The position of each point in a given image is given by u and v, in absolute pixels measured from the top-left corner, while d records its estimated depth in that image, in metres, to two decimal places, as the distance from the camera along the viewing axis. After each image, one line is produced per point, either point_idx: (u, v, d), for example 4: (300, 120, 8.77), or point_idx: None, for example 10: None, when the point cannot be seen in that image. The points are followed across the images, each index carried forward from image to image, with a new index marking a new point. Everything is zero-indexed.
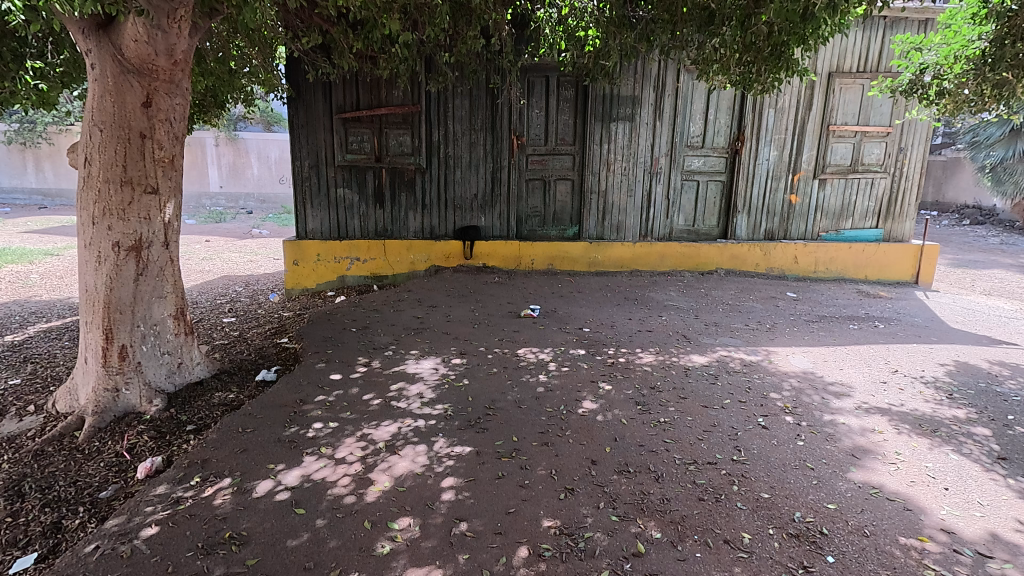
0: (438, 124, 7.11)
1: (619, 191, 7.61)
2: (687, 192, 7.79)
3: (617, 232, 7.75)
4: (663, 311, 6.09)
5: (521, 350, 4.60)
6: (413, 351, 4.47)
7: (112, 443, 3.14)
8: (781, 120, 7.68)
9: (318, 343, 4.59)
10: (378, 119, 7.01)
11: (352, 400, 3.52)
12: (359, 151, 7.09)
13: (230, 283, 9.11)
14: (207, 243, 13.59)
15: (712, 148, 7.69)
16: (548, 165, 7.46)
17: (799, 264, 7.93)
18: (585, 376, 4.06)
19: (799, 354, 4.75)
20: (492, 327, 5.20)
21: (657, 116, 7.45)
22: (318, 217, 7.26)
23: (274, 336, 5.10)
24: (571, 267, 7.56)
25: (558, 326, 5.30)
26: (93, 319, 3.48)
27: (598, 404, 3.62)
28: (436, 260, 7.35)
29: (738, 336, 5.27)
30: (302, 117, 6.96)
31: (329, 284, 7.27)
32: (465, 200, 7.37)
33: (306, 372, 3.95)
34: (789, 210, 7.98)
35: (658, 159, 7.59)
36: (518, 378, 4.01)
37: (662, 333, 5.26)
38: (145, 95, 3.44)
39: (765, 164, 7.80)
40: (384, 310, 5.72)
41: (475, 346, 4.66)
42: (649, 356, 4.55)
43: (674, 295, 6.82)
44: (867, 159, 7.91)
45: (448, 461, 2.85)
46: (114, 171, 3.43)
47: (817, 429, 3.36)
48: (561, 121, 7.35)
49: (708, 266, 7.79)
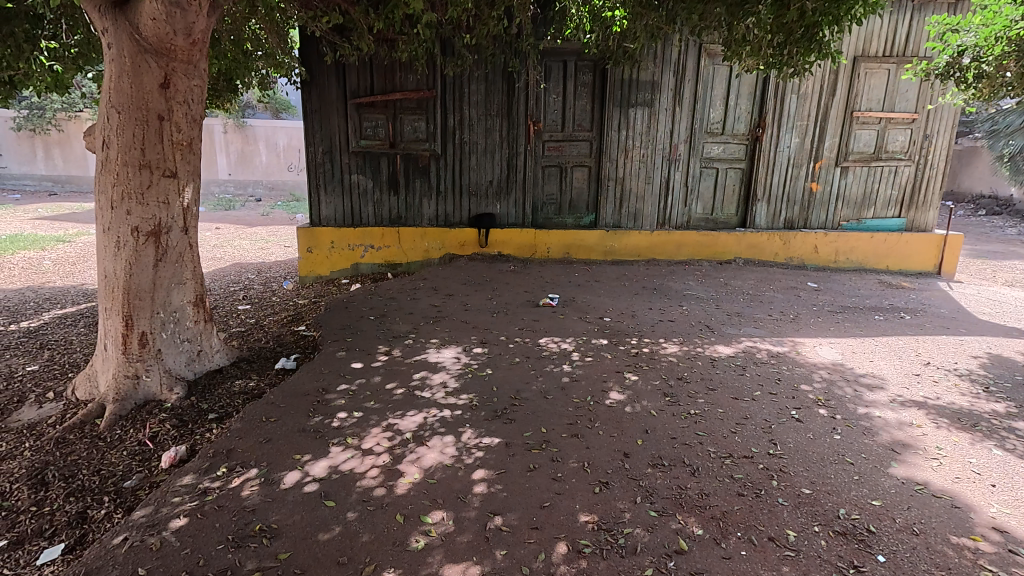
0: (453, 109, 6.98)
1: (636, 178, 7.47)
2: (706, 180, 7.64)
3: (634, 221, 7.62)
4: (683, 301, 5.99)
5: (543, 339, 4.51)
6: (433, 340, 4.39)
7: (134, 432, 3.09)
8: (804, 106, 7.49)
9: (336, 331, 4.53)
10: (393, 104, 6.90)
11: (375, 390, 3.45)
12: (374, 137, 6.98)
13: (242, 271, 9.07)
14: (217, 231, 13.57)
15: (732, 135, 7.53)
16: (565, 152, 7.33)
17: (819, 254, 7.78)
18: (610, 366, 3.97)
19: (827, 345, 4.65)
20: (511, 316, 5.12)
21: (676, 102, 7.29)
22: (331, 203, 7.17)
23: (291, 324, 5.04)
24: (587, 256, 7.45)
25: (579, 316, 5.22)
26: (113, 305, 3.42)
27: (626, 395, 3.53)
28: (450, 248, 7.26)
29: (762, 326, 5.16)
30: (315, 101, 6.84)
31: (343, 272, 7.20)
32: (480, 187, 7.25)
33: (326, 360, 3.89)
34: (810, 198, 7.82)
35: (677, 145, 7.43)
36: (542, 368, 3.93)
37: (684, 323, 5.16)
38: (163, 76, 3.37)
39: (786, 151, 7.63)
40: (401, 298, 5.65)
41: (496, 335, 4.58)
42: (673, 347, 4.46)
43: (693, 284, 6.71)
44: (891, 146, 7.73)
45: (477, 452, 2.77)
46: (132, 154, 3.35)
47: (852, 422, 3.27)
48: (578, 107, 7.21)
49: (726, 255, 7.66)
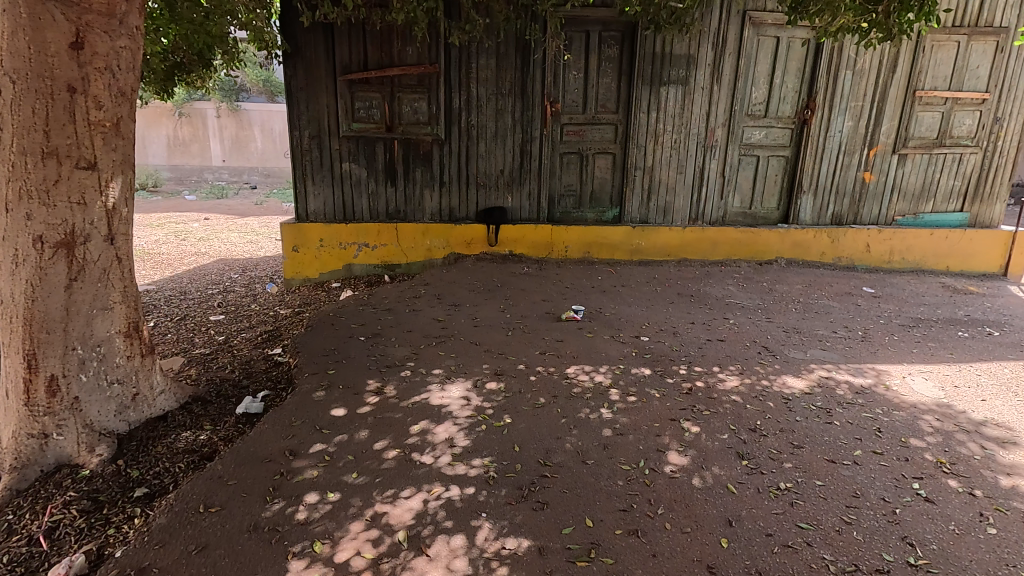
0: (459, 88, 6.08)
1: (667, 167, 6.56)
2: (745, 169, 6.74)
3: (663, 215, 6.73)
4: (727, 313, 5.13)
5: (571, 370, 3.65)
6: (436, 371, 3.54)
7: (29, 519, 2.26)
8: (860, 84, 6.55)
9: (316, 356, 3.68)
10: (390, 81, 5.99)
11: (359, 453, 2.61)
12: (368, 119, 6.07)
13: (226, 269, 8.22)
14: (206, 222, 12.75)
15: (777, 118, 6.61)
16: (586, 137, 6.43)
17: (871, 253, 6.89)
18: (662, 413, 3.12)
19: (919, 375, 3.79)
20: (530, 335, 4.26)
21: (715, 79, 6.35)
22: (320, 195, 6.28)
23: (266, 344, 4.20)
24: (610, 256, 6.58)
25: (610, 334, 4.36)
26: (11, 341, 2.56)
27: (688, 459, 2.70)
28: (456, 247, 6.39)
29: (832, 348, 4.30)
30: (301, 77, 5.93)
31: (334, 274, 6.34)
32: (490, 177, 6.37)
33: (300, 404, 3.04)
34: (862, 190, 6.91)
35: (714, 129, 6.51)
36: (574, 414, 3.08)
37: (737, 344, 4.29)
38: (75, 32, 2.49)
39: (838, 136, 6.71)
40: (398, 309, 4.80)
41: (514, 363, 3.73)
42: (733, 380, 3.61)
43: (733, 291, 5.85)
44: (956, 131, 6.79)
45: (499, 569, 1.95)
46: (31, 138, 2.48)
47: (1002, 504, 2.44)
48: (602, 85, 6.30)
49: (767, 254, 6.78)
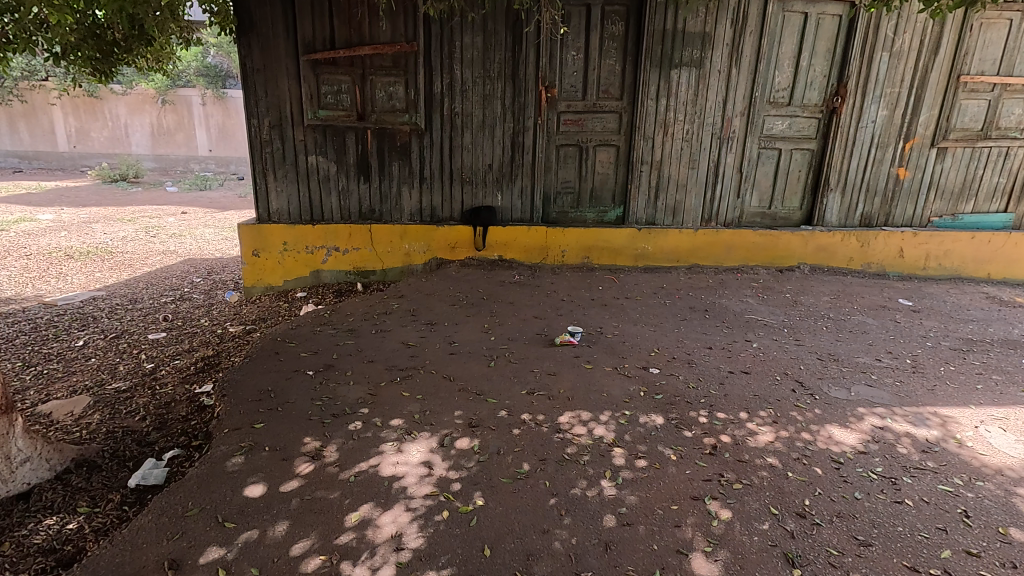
0: (441, 70, 5.32)
1: (677, 162, 5.81)
2: (765, 164, 5.98)
3: (672, 216, 5.98)
4: (749, 334, 4.40)
5: (564, 419, 2.93)
6: (395, 422, 2.83)
7: None
8: (897, 68, 5.78)
9: (246, 401, 2.96)
10: (361, 61, 5.22)
11: (269, 564, 1.90)
12: (336, 106, 5.31)
13: (192, 271, 7.50)
14: (183, 216, 12.03)
15: (802, 106, 5.85)
16: (586, 127, 5.67)
17: (904, 259, 6.15)
18: (681, 488, 2.40)
19: (996, 425, 3.06)
20: (515, 366, 3.53)
21: (734, 61, 5.57)
22: (283, 193, 5.53)
23: (196, 375, 3.48)
24: (612, 261, 5.85)
25: (613, 364, 3.63)
26: None
27: (719, 569, 1.98)
28: (438, 252, 5.66)
29: (881, 382, 3.58)
30: (257, 58, 5.17)
31: (301, 282, 5.63)
32: (476, 172, 5.62)
33: (208, 477, 2.33)
34: (895, 188, 6.15)
35: (732, 119, 5.75)
36: (567, 490, 2.36)
37: (766, 378, 3.56)
38: None
39: (871, 127, 5.94)
40: (363, 330, 4.07)
41: (494, 409, 3.01)
42: (766, 433, 2.90)
43: (753, 304, 5.12)
44: (1004, 122, 6.02)
45: None
46: None
47: None
48: (605, 67, 5.53)
49: (788, 259, 6.05)
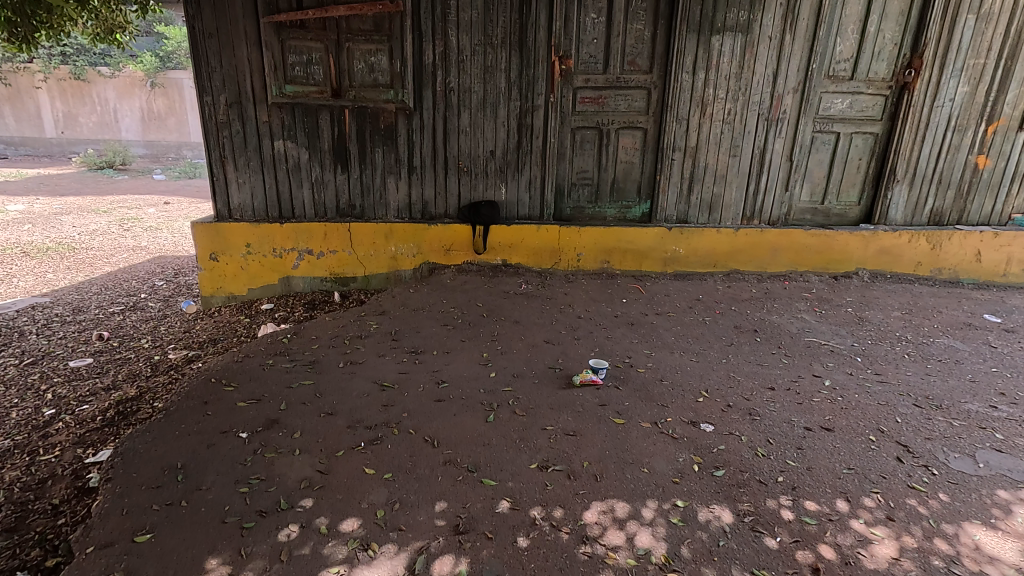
0: (433, 36, 4.38)
1: (716, 148, 4.87)
2: (820, 151, 5.02)
3: (709, 213, 5.04)
4: (816, 365, 3.50)
5: (591, 518, 2.04)
6: (347, 526, 1.95)
7: None
8: (985, 34, 4.77)
9: (140, 489, 2.09)
10: (335, 24, 4.26)
11: None
12: (306, 80, 4.37)
13: (157, 272, 6.63)
14: (165, 207, 11.16)
15: (867, 81, 4.87)
16: (607, 106, 4.73)
17: (982, 264, 5.17)
18: None
19: None
20: (522, 423, 2.64)
21: (788, 25, 4.60)
22: (245, 185, 4.64)
23: (96, 434, 2.62)
24: (636, 266, 4.94)
25: (651, 418, 2.73)
26: None
27: None
28: (429, 255, 4.77)
29: (1013, 446, 2.65)
30: (208, 19, 4.23)
31: (268, 290, 4.76)
32: (475, 160, 4.70)
33: None
34: (973, 179, 5.18)
35: (783, 97, 4.79)
36: None
37: (858, 439, 2.65)
38: None
39: (948, 106, 4.95)
40: (328, 363, 3.19)
41: (491, 498, 2.12)
42: (886, 542, 2.00)
43: (811, 322, 4.21)
44: None
45: None
46: None
47: None
48: (631, 33, 4.57)
49: (844, 264, 5.12)
